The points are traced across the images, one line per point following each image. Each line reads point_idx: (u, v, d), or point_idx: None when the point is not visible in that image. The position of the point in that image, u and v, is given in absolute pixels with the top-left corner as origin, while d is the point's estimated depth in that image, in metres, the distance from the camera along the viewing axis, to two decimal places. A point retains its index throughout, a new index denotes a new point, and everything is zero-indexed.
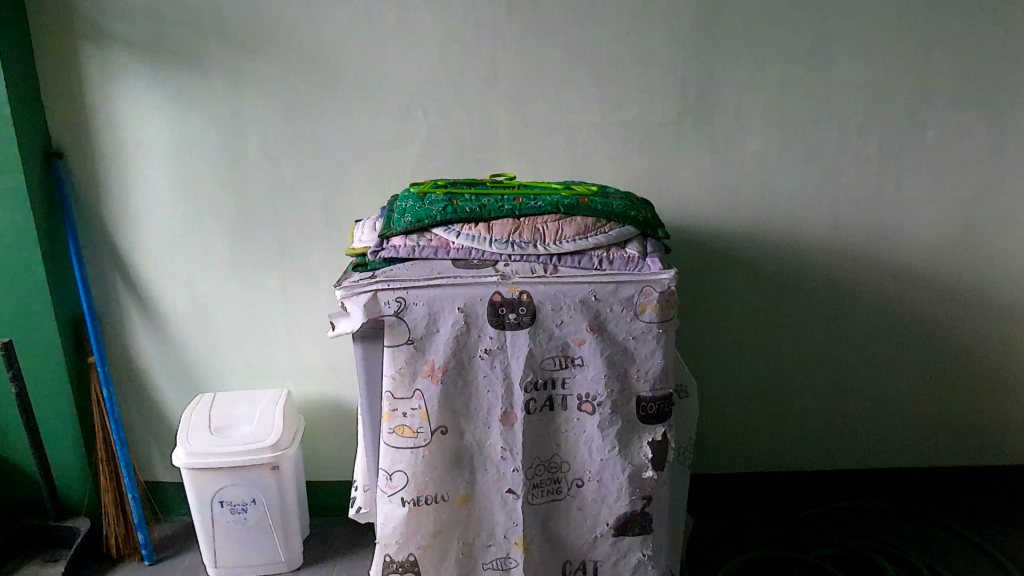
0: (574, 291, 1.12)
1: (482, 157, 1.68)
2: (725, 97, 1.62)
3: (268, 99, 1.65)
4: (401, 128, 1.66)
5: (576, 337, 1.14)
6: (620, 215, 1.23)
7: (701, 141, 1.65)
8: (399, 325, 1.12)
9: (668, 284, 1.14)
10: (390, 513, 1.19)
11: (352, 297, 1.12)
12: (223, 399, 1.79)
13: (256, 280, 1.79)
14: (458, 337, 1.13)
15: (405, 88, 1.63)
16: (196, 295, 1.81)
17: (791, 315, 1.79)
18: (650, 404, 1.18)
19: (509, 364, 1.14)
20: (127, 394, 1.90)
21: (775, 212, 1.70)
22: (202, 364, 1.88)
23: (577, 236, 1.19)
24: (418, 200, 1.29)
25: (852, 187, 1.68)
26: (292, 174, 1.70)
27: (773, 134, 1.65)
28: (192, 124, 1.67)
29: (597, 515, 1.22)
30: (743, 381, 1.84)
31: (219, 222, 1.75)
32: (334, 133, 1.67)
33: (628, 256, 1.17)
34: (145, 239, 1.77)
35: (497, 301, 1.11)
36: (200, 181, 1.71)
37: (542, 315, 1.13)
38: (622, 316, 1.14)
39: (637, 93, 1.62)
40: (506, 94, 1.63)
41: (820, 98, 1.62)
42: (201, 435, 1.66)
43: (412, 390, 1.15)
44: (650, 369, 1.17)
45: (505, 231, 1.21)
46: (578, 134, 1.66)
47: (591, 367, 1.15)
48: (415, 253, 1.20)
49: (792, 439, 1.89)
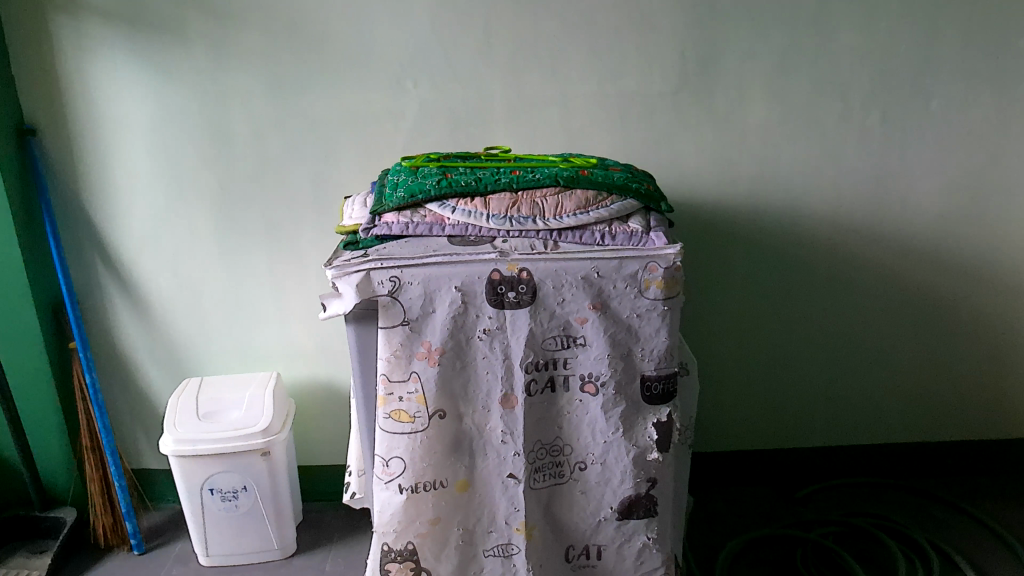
0: (575, 268, 1.08)
1: (475, 130, 1.62)
2: (725, 68, 1.57)
3: (251, 73, 1.58)
4: (391, 101, 1.60)
5: (578, 316, 1.10)
6: (622, 188, 1.18)
7: (701, 112, 1.60)
8: (394, 305, 1.08)
9: (674, 259, 1.09)
10: (387, 500, 1.14)
11: (344, 277, 1.08)
12: (211, 383, 1.73)
13: (243, 260, 1.73)
14: (455, 317, 1.08)
15: (394, 59, 1.57)
16: (181, 277, 1.75)
17: (793, 291, 1.75)
18: (655, 383, 1.14)
19: (509, 344, 1.10)
20: (111, 381, 1.84)
21: (778, 185, 1.66)
22: (189, 349, 1.82)
23: (578, 211, 1.14)
24: (410, 175, 1.24)
25: (856, 159, 1.64)
26: (278, 150, 1.64)
27: (774, 105, 1.60)
28: (173, 99, 1.60)
29: (600, 498, 1.19)
30: (744, 359, 1.81)
31: (204, 201, 1.68)
32: (321, 108, 1.60)
33: (631, 231, 1.12)
34: (128, 220, 1.70)
35: (496, 279, 1.07)
36: (183, 160, 1.65)
37: (542, 293, 1.08)
38: (626, 293, 1.10)
39: (636, 63, 1.57)
40: (500, 66, 1.57)
41: (823, 67, 1.57)
42: (190, 421, 1.61)
43: (408, 373, 1.10)
44: (655, 349, 1.13)
45: (503, 206, 1.15)
46: (575, 106, 1.60)
47: (594, 346, 1.11)
48: (408, 230, 1.14)
49: (795, 417, 1.87)
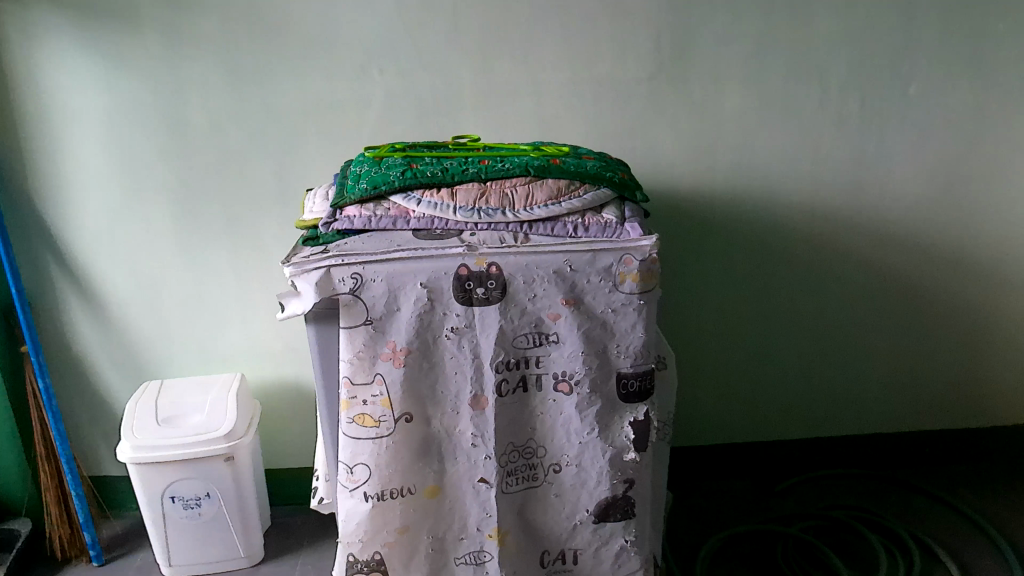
0: (547, 262, 1.03)
1: (444, 119, 1.56)
2: (701, 54, 1.53)
3: (208, 60, 1.50)
4: (355, 88, 1.53)
5: (550, 312, 1.05)
6: (595, 177, 1.13)
7: (677, 100, 1.55)
8: (356, 304, 1.02)
9: (650, 251, 1.04)
10: (353, 509, 1.09)
11: (303, 275, 1.02)
12: (171, 386, 1.66)
13: (204, 256, 1.66)
14: (421, 316, 1.03)
15: (359, 44, 1.50)
16: (138, 275, 1.67)
17: (772, 281, 1.72)
18: (632, 381, 1.10)
19: (478, 343, 1.05)
20: (67, 385, 1.76)
21: (756, 173, 1.62)
22: (149, 350, 1.74)
23: (549, 202, 1.09)
24: (374, 165, 1.18)
25: (834, 147, 1.61)
26: (238, 141, 1.56)
27: (751, 92, 1.55)
28: (125, 88, 1.52)
29: (576, 501, 1.14)
30: (723, 352, 1.77)
31: (161, 195, 1.60)
32: (282, 97, 1.53)
33: (605, 222, 1.07)
34: (80, 216, 1.62)
35: (464, 274, 1.02)
36: (138, 152, 1.57)
37: (513, 288, 1.03)
38: (600, 287, 1.05)
39: (610, 49, 1.52)
40: (469, 51, 1.51)
41: (801, 52, 1.53)
42: (148, 427, 1.54)
43: (372, 376, 1.04)
44: (631, 345, 1.08)
45: (470, 198, 1.10)
46: (548, 93, 1.54)
47: (567, 343, 1.06)
48: (371, 224, 1.08)
49: (774, 410, 1.84)
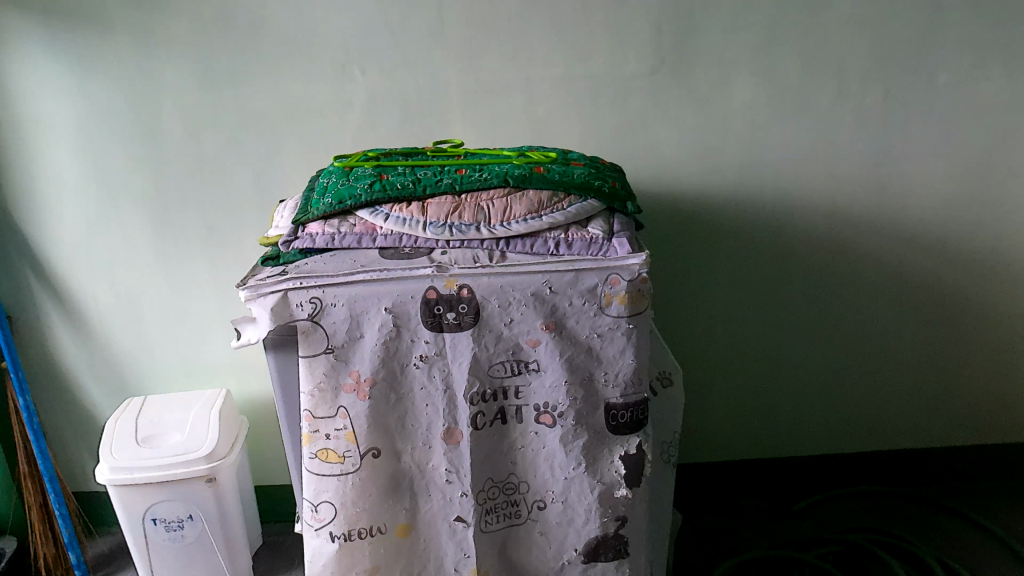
0: (524, 283, 0.93)
1: (431, 119, 1.46)
2: (706, 45, 1.41)
3: (180, 62, 1.42)
4: (336, 89, 1.44)
5: (529, 337, 0.95)
6: (581, 186, 1.03)
7: (680, 95, 1.44)
8: (315, 330, 0.94)
9: (638, 270, 0.94)
10: (318, 549, 1.01)
11: (258, 299, 0.94)
12: (154, 403, 1.60)
13: (185, 268, 1.59)
14: (386, 343, 0.94)
15: (337, 42, 1.41)
16: (119, 288, 1.61)
17: (788, 288, 1.59)
18: (622, 412, 1.00)
19: (450, 372, 0.96)
20: (51, 400, 1.71)
21: (768, 173, 1.50)
22: (132, 364, 1.68)
23: (529, 215, 0.99)
24: (342, 176, 1.09)
25: (853, 142, 1.48)
26: (216, 146, 1.48)
27: (761, 85, 1.43)
28: (97, 93, 1.44)
29: (563, 540, 1.05)
30: (736, 363, 1.65)
31: (138, 204, 1.53)
32: (258, 99, 1.45)
33: (590, 237, 0.97)
34: (57, 228, 1.55)
35: (432, 298, 0.93)
36: (113, 161, 1.50)
37: (487, 313, 0.94)
38: (584, 311, 0.95)
39: (607, 41, 1.41)
40: (455, 47, 1.41)
41: (815, 40, 1.41)
42: (127, 447, 1.48)
43: (335, 409, 0.96)
44: (620, 372, 0.98)
45: (442, 213, 1.00)
46: (541, 91, 1.44)
47: (549, 372, 0.96)
48: (334, 242, 1.00)
49: (791, 425, 1.72)
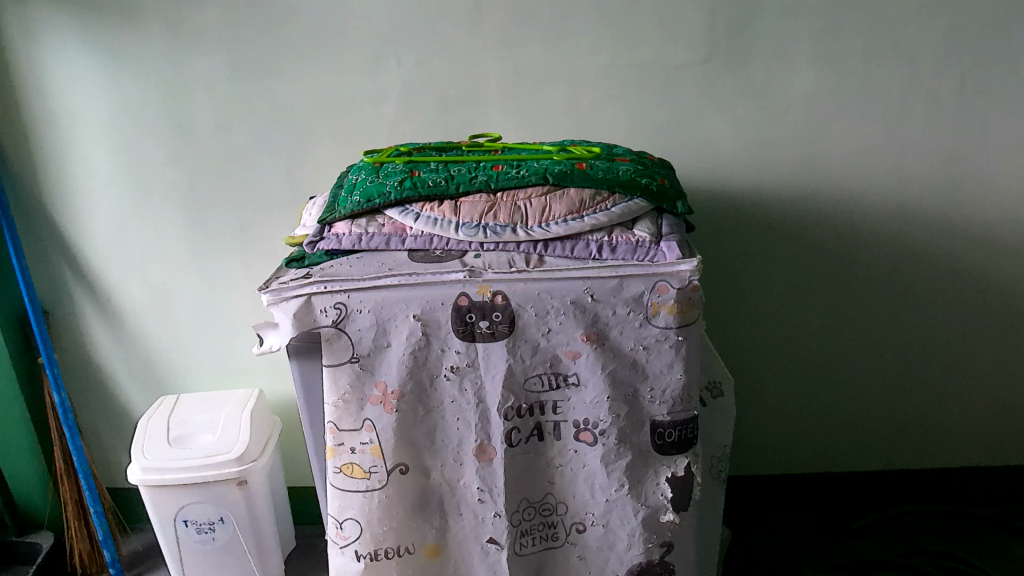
0: (563, 291, 0.86)
1: (468, 113, 1.40)
2: (763, 31, 1.31)
3: (211, 55, 1.38)
4: (369, 82, 1.38)
5: (568, 349, 0.87)
6: (627, 185, 0.94)
7: (734, 85, 1.34)
8: (340, 338, 0.88)
9: (688, 277, 0.85)
10: (343, 567, 0.95)
11: (280, 303, 0.88)
12: (186, 402, 1.58)
13: (218, 265, 1.56)
14: (415, 353, 0.88)
15: (371, 33, 1.35)
16: (152, 285, 1.58)
17: (849, 293, 1.48)
18: (669, 430, 0.92)
19: (482, 385, 0.89)
20: (88, 397, 1.70)
21: (829, 168, 1.39)
22: (167, 362, 1.66)
23: (569, 216, 0.91)
24: (371, 173, 1.03)
25: (924, 135, 1.36)
26: (248, 141, 1.44)
27: (823, 74, 1.33)
28: (129, 87, 1.42)
29: (604, 565, 0.97)
30: (790, 371, 1.55)
31: (170, 200, 1.51)
32: (290, 93, 1.40)
33: (636, 241, 0.89)
34: (92, 224, 1.54)
35: (464, 305, 0.86)
36: (146, 156, 1.47)
37: (522, 322, 0.86)
38: (628, 321, 0.87)
39: (655, 28, 1.32)
40: (494, 36, 1.34)
41: (884, 25, 1.29)
42: (158, 448, 1.45)
43: (361, 421, 0.90)
44: (667, 388, 0.90)
45: (475, 213, 0.93)
46: (584, 82, 1.36)
47: (589, 387, 0.89)
48: (361, 243, 0.94)
49: (850, 438, 1.60)
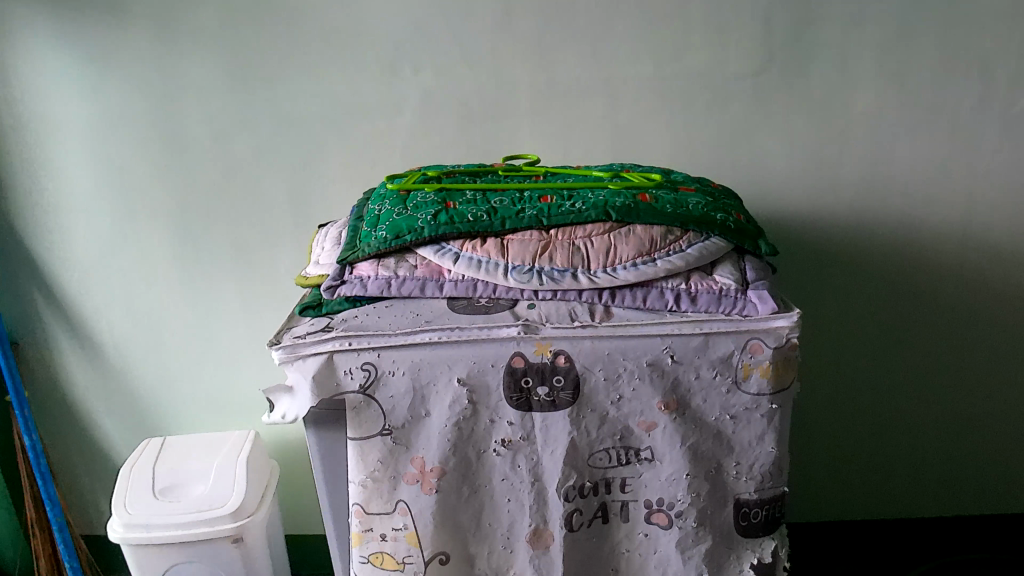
0: (638, 351, 0.72)
1: (494, 128, 1.25)
2: (823, 40, 1.18)
3: (206, 60, 1.23)
4: (384, 92, 1.24)
5: (642, 419, 0.74)
6: (703, 221, 0.81)
7: (789, 99, 1.21)
8: (369, 405, 0.73)
9: (787, 335, 0.72)
10: None
11: (296, 363, 0.73)
12: (174, 446, 1.42)
13: (212, 294, 1.40)
14: (459, 425, 0.73)
15: (386, 38, 1.21)
16: (138, 314, 1.42)
17: (906, 326, 1.36)
18: (756, 510, 0.78)
19: (539, 461, 0.75)
20: (64, 437, 1.53)
21: (890, 193, 1.26)
22: (153, 398, 1.50)
23: (638, 259, 0.77)
24: (398, 202, 0.88)
25: (994, 156, 1.23)
26: (246, 156, 1.29)
27: (887, 88, 1.20)
28: (112, 94, 1.26)
29: None
30: (839, 411, 1.42)
31: (158, 221, 1.35)
32: (294, 104, 1.25)
33: (720, 289, 0.75)
34: (69, 247, 1.37)
35: (519, 366, 0.72)
36: (131, 171, 1.31)
37: (589, 388, 0.73)
38: (715, 387, 0.73)
39: (704, 36, 1.19)
40: (524, 43, 1.20)
41: (955, 35, 1.17)
42: (143, 501, 1.29)
43: (393, 503, 0.76)
44: (756, 462, 0.76)
45: (527, 253, 0.78)
46: (624, 95, 1.22)
47: (665, 462, 0.75)
48: (391, 289, 0.79)
49: (902, 482, 1.48)
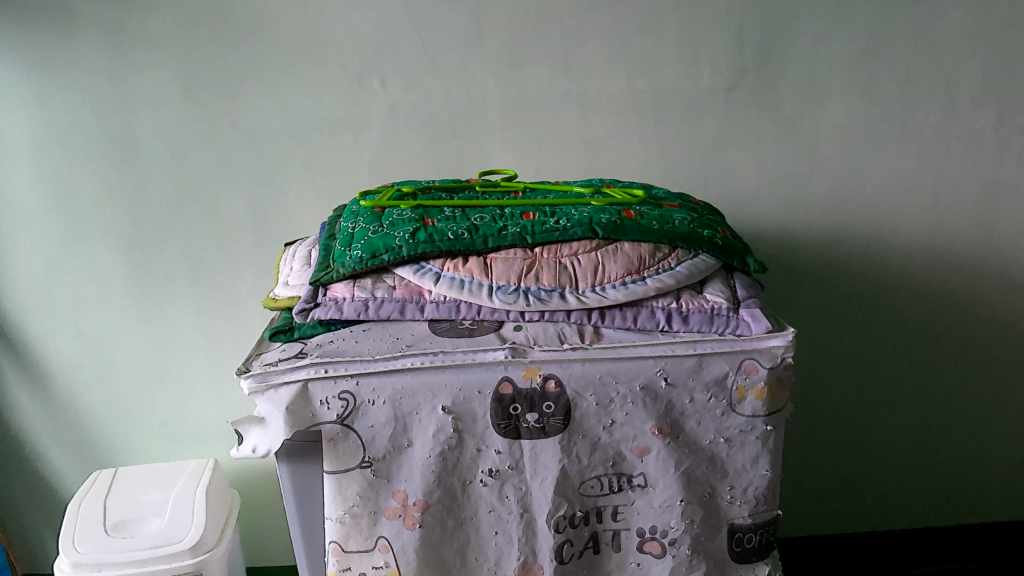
0: (631, 373, 0.69)
1: (466, 143, 1.22)
2: (795, 56, 1.18)
3: (163, 71, 1.17)
4: (351, 105, 1.20)
5: (635, 445, 0.71)
6: (691, 238, 0.79)
7: (762, 114, 1.21)
8: (347, 437, 0.69)
9: (781, 354, 0.70)
10: None
11: (267, 393, 0.68)
12: (127, 478, 1.34)
13: (168, 315, 1.33)
14: (444, 455, 0.69)
15: (354, 49, 1.17)
16: (87, 338, 1.34)
17: (877, 340, 1.36)
18: (749, 535, 0.76)
19: (529, 491, 0.71)
20: (5, 470, 1.43)
21: (861, 207, 1.27)
22: (103, 427, 1.41)
23: (627, 278, 0.74)
24: (373, 220, 0.84)
25: (960, 171, 1.25)
26: (206, 171, 1.23)
27: (857, 104, 1.21)
28: (59, 105, 1.18)
29: None
30: (813, 425, 1.42)
31: (109, 239, 1.27)
32: (257, 117, 1.20)
33: (711, 308, 0.73)
34: (11, 268, 1.29)
35: (507, 392, 0.68)
36: (79, 187, 1.24)
37: (579, 413, 0.70)
38: (708, 409, 0.71)
39: (678, 50, 1.18)
40: (496, 56, 1.17)
41: (922, 53, 1.19)
42: (93, 538, 1.20)
43: (373, 541, 0.71)
44: (750, 486, 0.74)
45: (511, 273, 0.75)
46: (599, 109, 1.21)
47: (659, 489, 0.72)
48: (368, 312, 0.75)
49: (875, 496, 1.48)
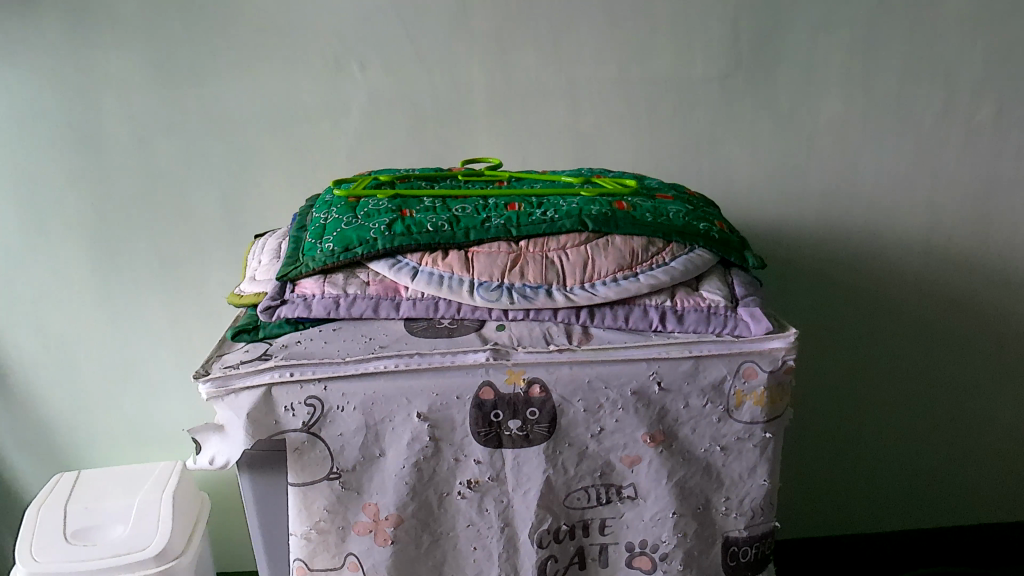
0: (622, 378, 0.64)
1: (448, 132, 1.17)
2: (792, 44, 1.14)
3: (127, 52, 1.10)
4: (327, 91, 1.14)
5: (625, 454, 0.66)
6: (686, 232, 0.73)
7: (757, 105, 1.16)
8: (314, 446, 0.63)
9: (782, 357, 0.65)
10: None
11: (226, 398, 0.62)
12: (91, 484, 1.27)
13: (135, 311, 1.27)
14: (419, 466, 0.64)
15: (330, 32, 1.10)
16: (48, 335, 1.27)
17: (872, 339, 1.33)
18: (745, 549, 0.71)
19: (511, 505, 0.66)
20: None
21: (857, 202, 1.23)
22: (67, 427, 1.35)
23: (618, 274, 0.69)
24: (346, 210, 0.78)
25: (957, 166, 1.21)
26: (173, 159, 1.16)
27: (855, 95, 1.17)
28: (15, 85, 1.11)
29: None
30: (805, 426, 1.39)
31: (70, 230, 1.20)
32: (228, 102, 1.13)
33: (708, 307, 0.68)
34: None
35: (487, 397, 0.63)
36: (38, 175, 1.16)
37: (566, 420, 0.64)
38: (705, 416, 0.66)
39: (671, 37, 1.13)
40: (480, 40, 1.12)
41: (922, 43, 1.14)
42: (53, 544, 1.13)
43: (342, 558, 0.66)
44: (747, 497, 0.69)
45: (494, 268, 0.70)
46: (588, 97, 1.15)
47: (650, 501, 0.68)
48: (339, 310, 0.69)
49: (867, 498, 1.45)
